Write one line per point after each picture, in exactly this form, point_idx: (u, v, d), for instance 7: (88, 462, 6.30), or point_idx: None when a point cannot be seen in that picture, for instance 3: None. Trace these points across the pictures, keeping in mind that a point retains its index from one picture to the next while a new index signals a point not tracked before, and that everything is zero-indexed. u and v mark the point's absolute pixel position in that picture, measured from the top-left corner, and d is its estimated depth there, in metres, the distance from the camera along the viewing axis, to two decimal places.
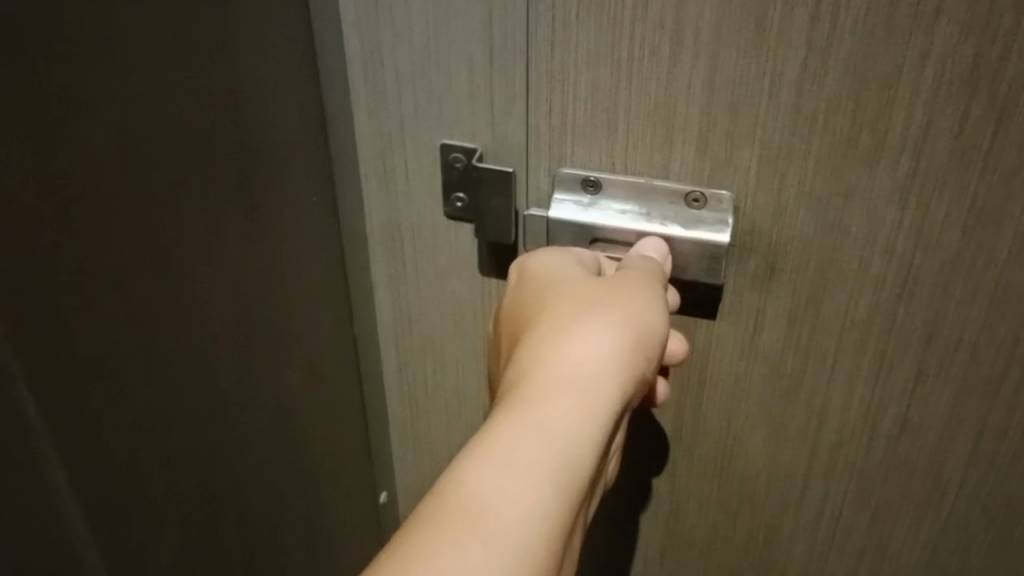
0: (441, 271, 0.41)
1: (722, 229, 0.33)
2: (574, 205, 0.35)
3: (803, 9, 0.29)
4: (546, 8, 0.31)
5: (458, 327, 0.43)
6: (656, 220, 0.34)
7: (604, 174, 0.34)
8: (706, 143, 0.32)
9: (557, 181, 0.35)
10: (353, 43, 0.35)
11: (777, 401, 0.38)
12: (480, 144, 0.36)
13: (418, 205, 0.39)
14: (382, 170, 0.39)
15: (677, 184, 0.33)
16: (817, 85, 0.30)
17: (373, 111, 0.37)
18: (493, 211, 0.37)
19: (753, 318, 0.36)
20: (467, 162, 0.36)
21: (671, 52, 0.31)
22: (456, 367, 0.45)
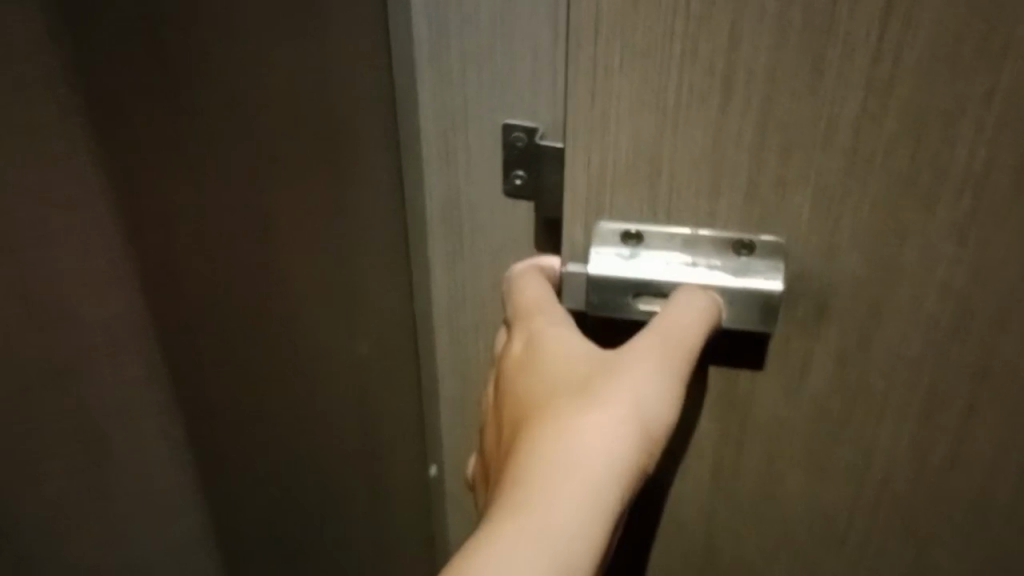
0: (497, 243, 0.46)
1: (773, 276, 0.32)
2: (618, 262, 0.33)
3: (865, 48, 0.27)
4: (586, 58, 0.29)
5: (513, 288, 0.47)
6: (703, 268, 0.33)
7: (645, 225, 0.33)
8: (755, 188, 0.31)
9: (595, 237, 0.33)
10: (423, 27, 0.40)
11: (821, 444, 0.36)
12: (540, 124, 0.41)
13: (476, 181, 0.44)
14: (445, 147, 0.44)
15: (725, 232, 0.32)
16: (876, 126, 0.29)
17: (438, 98, 0.42)
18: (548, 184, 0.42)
19: (801, 360, 0.35)
20: (528, 141, 0.41)
21: (721, 98, 0.29)
22: None
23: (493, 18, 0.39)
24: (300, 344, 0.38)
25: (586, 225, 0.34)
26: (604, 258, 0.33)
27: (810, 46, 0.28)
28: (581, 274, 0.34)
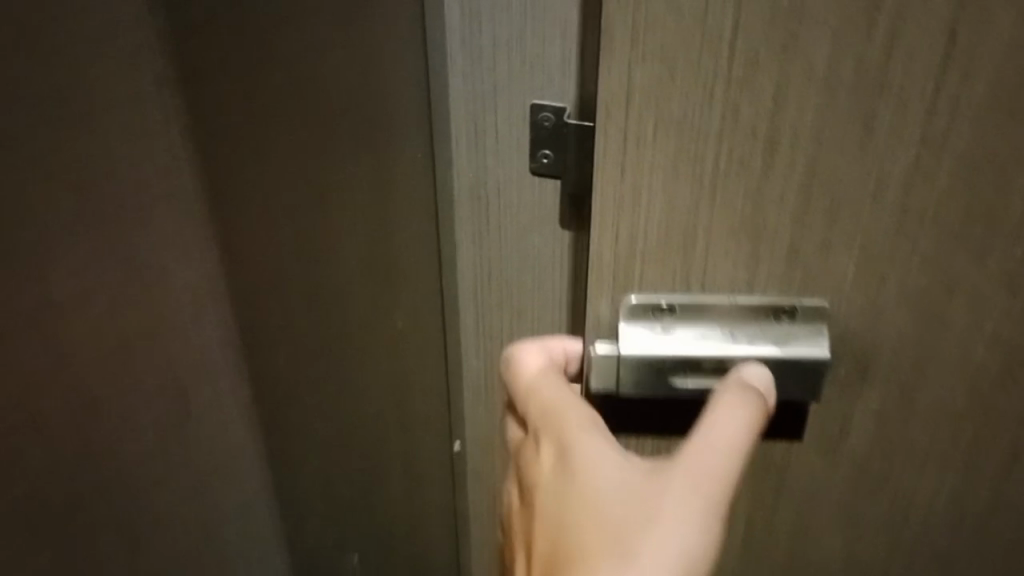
0: (524, 221, 0.49)
1: (818, 343, 0.30)
2: (649, 334, 0.30)
3: (919, 101, 0.25)
4: (619, 131, 0.26)
5: (540, 260, 0.51)
6: (744, 342, 0.30)
7: (678, 298, 0.30)
8: (793, 252, 0.28)
9: (623, 311, 0.30)
10: (456, 12, 0.43)
11: (857, 501, 0.34)
12: (568, 104, 0.44)
13: (505, 160, 0.48)
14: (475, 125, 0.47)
15: (765, 298, 0.29)
16: (927, 180, 0.27)
17: (469, 78, 0.45)
18: (574, 164, 0.45)
19: (840, 420, 0.32)
20: (556, 121, 0.44)
21: (764, 164, 0.26)
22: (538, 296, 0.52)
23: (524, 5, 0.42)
24: None
25: (614, 301, 0.30)
26: (634, 331, 0.30)
27: (861, 102, 0.25)
28: (612, 354, 0.30)
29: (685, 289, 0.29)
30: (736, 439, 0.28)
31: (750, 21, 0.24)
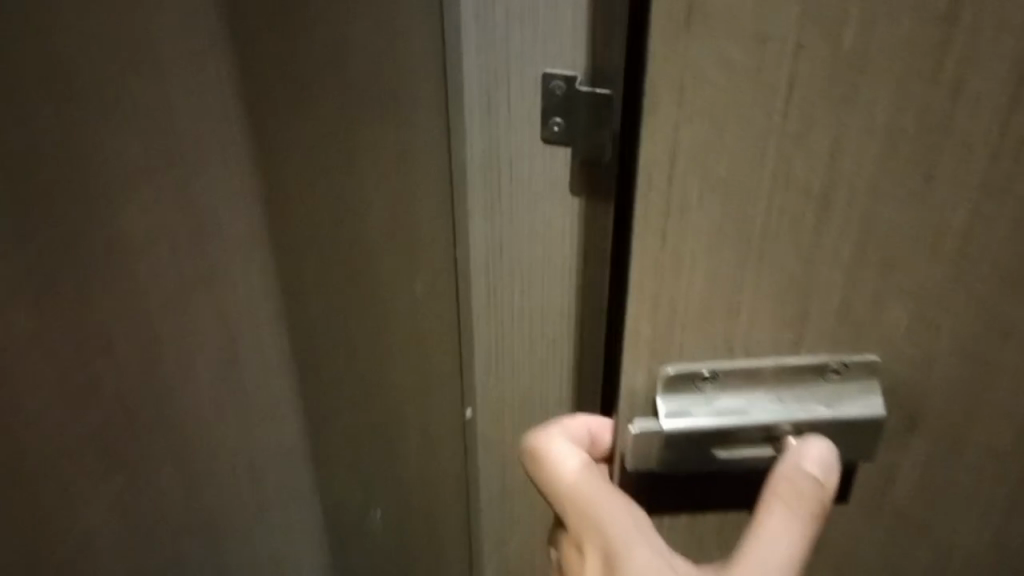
0: (530, 205, 0.39)
1: (869, 398, 0.28)
2: (688, 405, 0.28)
3: (982, 146, 0.23)
4: (659, 196, 0.24)
5: (550, 255, 0.40)
6: (795, 406, 0.28)
7: (721, 364, 0.27)
8: (846, 308, 0.26)
9: (659, 386, 0.28)
10: None
11: (901, 551, 0.32)
12: (580, 68, 0.34)
13: (514, 130, 0.37)
14: (479, 92, 0.36)
15: (816, 357, 0.27)
16: (987, 228, 0.25)
17: (473, 37, 0.35)
18: (593, 135, 0.35)
19: (886, 472, 0.30)
20: (568, 88, 0.34)
21: (815, 220, 0.24)
22: (546, 297, 0.42)
23: None
24: None
25: (649, 374, 0.28)
26: (673, 404, 0.28)
27: (923, 150, 0.23)
28: (649, 429, 0.28)
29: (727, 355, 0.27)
30: (788, 555, 0.27)
31: (815, 61, 0.22)
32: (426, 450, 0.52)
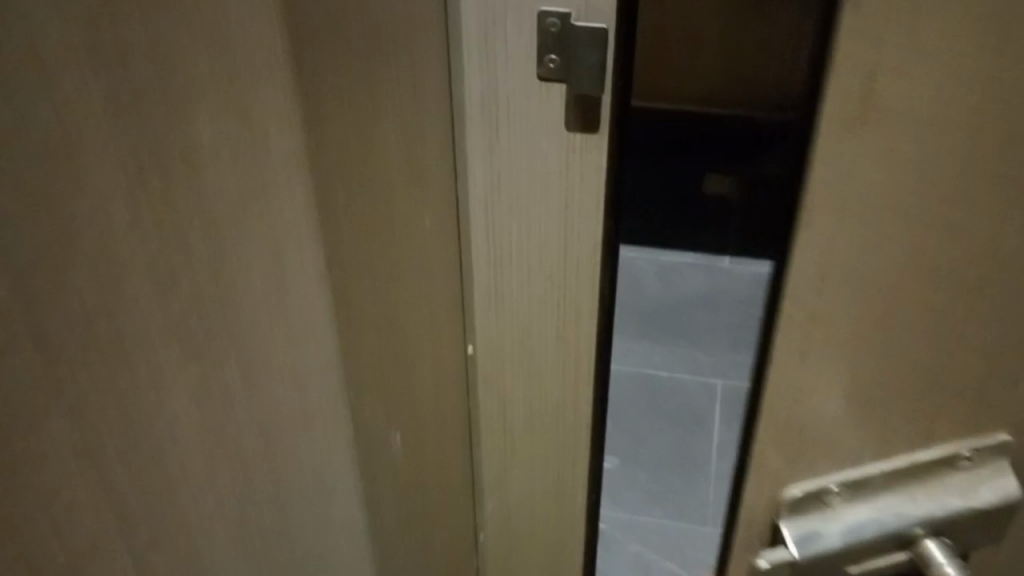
0: (534, 135, 0.72)
1: (991, 476, 0.43)
2: (816, 521, 0.44)
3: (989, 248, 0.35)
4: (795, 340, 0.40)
5: (545, 165, 0.74)
6: (923, 501, 0.43)
7: (847, 483, 0.43)
8: (930, 417, 0.41)
9: (788, 506, 0.45)
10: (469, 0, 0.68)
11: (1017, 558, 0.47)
12: (570, 12, 0.66)
13: (523, 98, 0.71)
14: (490, 87, 0.71)
15: (940, 451, 0.42)
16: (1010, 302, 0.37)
17: (482, 42, 0.69)
18: (579, 56, 0.67)
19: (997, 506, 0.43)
20: (562, 23, 0.67)
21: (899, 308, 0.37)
22: (535, 197, 0.76)
23: None
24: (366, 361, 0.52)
25: (775, 498, 0.45)
26: (800, 525, 0.44)
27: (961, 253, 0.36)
28: (781, 555, 0.44)
29: (836, 471, 0.43)
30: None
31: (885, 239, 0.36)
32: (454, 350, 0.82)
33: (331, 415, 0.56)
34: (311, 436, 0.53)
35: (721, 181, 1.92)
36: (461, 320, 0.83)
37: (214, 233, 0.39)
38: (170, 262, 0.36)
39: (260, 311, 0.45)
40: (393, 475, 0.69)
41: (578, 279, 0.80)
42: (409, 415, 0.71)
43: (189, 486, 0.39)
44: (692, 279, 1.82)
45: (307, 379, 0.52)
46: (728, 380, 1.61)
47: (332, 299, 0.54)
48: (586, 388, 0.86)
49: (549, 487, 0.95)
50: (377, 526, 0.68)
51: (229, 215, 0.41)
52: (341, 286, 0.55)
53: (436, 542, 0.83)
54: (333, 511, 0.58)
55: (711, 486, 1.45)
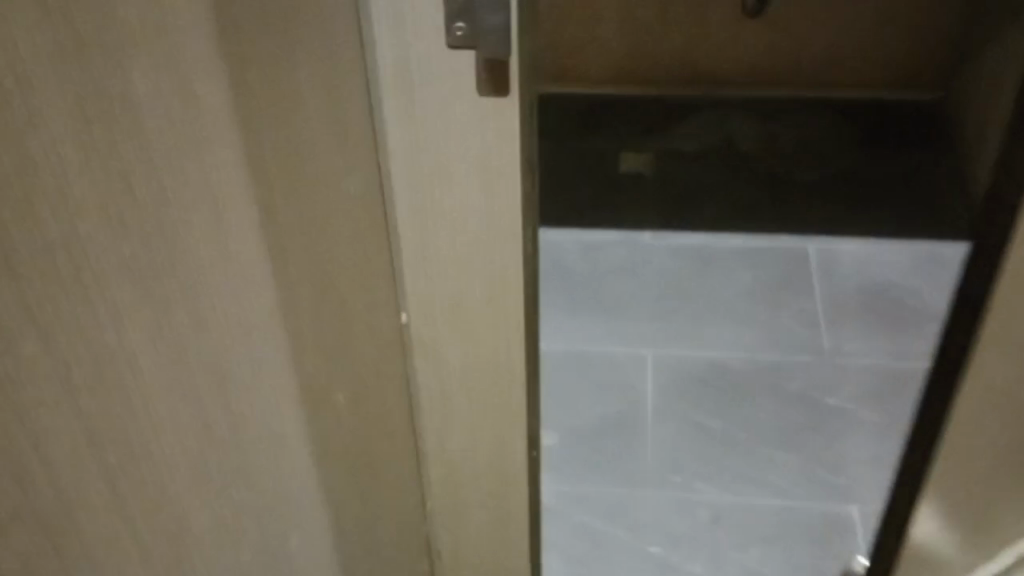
0: (446, 107, 0.74)
1: None
2: None
3: None
4: None
5: (461, 136, 0.76)
6: None
7: None
8: None
9: None
10: None
11: None
12: None
13: (433, 71, 0.73)
14: (400, 62, 0.72)
15: None
16: None
17: (389, 18, 0.70)
18: (486, 22, 0.69)
19: None
20: None
21: None
22: (454, 168, 0.78)
23: None
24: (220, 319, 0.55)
25: None
26: None
27: None
28: None
29: None
30: None
31: None
32: (380, 325, 0.84)
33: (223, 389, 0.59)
34: (245, 350, 0.61)
35: (638, 160, 2.07)
36: (392, 284, 0.85)
37: (144, 135, 0.48)
38: (109, 150, 0.45)
39: (189, 216, 0.53)
40: (333, 412, 0.77)
41: (499, 240, 0.82)
42: (321, 396, 0.74)
43: (29, 436, 0.40)
44: (615, 254, 1.87)
45: (240, 293, 0.60)
46: (657, 349, 1.66)
47: (263, 231, 0.61)
48: (518, 347, 0.90)
49: (489, 448, 0.99)
50: (318, 457, 0.75)
51: (161, 124, 0.49)
52: (269, 219, 0.62)
53: (381, 484, 0.90)
54: (235, 480, 0.61)
55: (650, 454, 1.48)
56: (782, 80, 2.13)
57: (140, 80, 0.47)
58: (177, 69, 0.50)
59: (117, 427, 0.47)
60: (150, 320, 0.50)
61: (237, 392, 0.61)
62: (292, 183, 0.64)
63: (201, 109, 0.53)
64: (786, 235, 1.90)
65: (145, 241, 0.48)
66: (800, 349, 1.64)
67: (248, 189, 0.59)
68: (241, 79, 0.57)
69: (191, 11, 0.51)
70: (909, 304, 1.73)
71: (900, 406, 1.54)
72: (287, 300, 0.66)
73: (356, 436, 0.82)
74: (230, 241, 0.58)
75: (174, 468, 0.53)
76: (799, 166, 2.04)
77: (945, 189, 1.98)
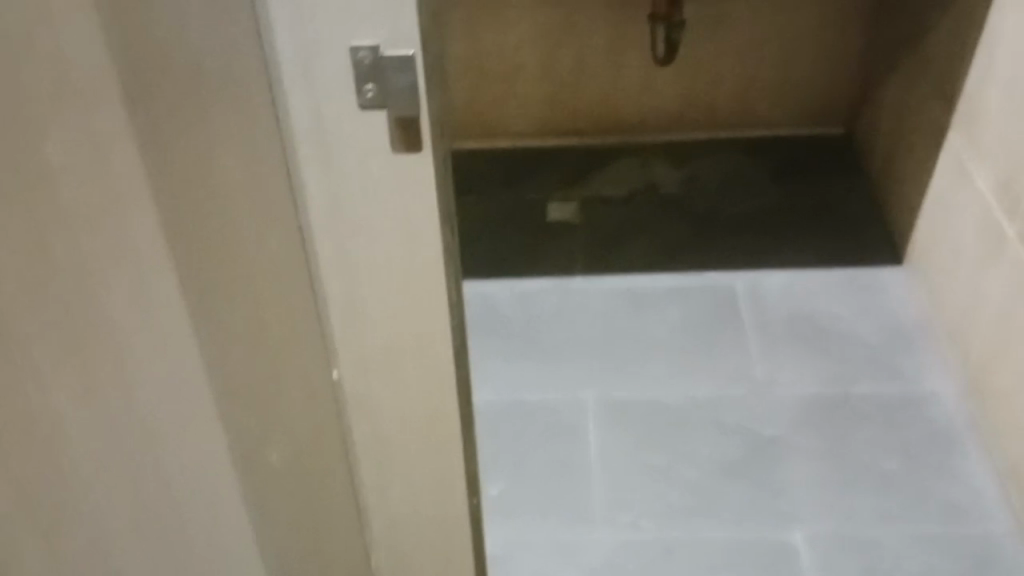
0: (363, 166, 0.71)
1: None
2: None
3: None
4: None
5: (379, 195, 0.73)
6: None
7: None
8: None
9: None
10: (284, 49, 0.65)
11: None
12: (378, 42, 0.64)
13: (347, 133, 0.69)
14: (314, 126, 0.69)
15: None
16: None
17: (299, 84, 0.67)
18: (393, 81, 0.66)
19: None
20: (371, 54, 0.65)
21: None
22: (376, 226, 0.75)
23: (326, 28, 0.64)
24: None
25: None
26: None
27: None
28: None
29: None
30: None
31: None
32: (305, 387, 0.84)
33: None
34: None
35: (566, 211, 2.12)
36: (318, 345, 0.84)
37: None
38: None
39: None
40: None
41: (424, 293, 0.80)
42: None
43: None
44: (549, 300, 1.90)
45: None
46: (597, 391, 1.68)
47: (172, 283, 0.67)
48: (452, 399, 0.90)
49: (430, 500, 1.00)
50: None
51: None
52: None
53: None
54: None
55: (596, 494, 1.50)
56: (692, 124, 2.30)
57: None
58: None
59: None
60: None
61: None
62: None
63: None
64: (716, 271, 1.93)
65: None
66: (737, 381, 1.68)
67: None
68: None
69: None
70: (839, 331, 1.77)
71: (837, 431, 1.58)
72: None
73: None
74: None
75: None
76: (720, 202, 2.13)
77: (865, 217, 2.05)
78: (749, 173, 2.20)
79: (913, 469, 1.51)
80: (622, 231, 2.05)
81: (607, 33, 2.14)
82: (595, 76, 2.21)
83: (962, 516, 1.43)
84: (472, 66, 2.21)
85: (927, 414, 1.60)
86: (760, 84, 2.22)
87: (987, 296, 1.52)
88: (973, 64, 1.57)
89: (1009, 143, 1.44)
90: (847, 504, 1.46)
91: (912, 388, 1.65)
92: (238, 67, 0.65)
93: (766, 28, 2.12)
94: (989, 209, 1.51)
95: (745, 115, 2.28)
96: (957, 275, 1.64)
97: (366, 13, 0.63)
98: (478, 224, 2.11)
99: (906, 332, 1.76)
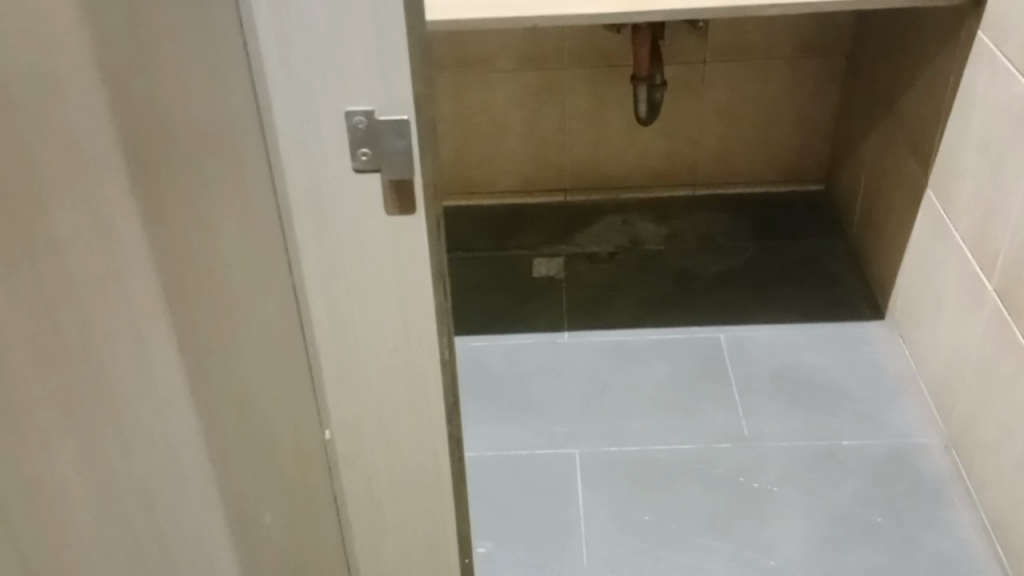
0: (357, 224, 0.75)
1: None
2: None
3: None
4: None
5: (372, 254, 0.77)
6: None
7: None
8: None
9: None
10: (282, 111, 0.69)
11: None
12: (375, 111, 0.69)
13: (343, 194, 0.73)
14: (311, 188, 0.73)
15: None
16: None
17: (298, 148, 0.71)
18: (387, 147, 0.70)
19: None
20: (367, 120, 0.69)
21: None
22: (369, 283, 0.79)
23: (325, 97, 0.68)
24: (101, 455, 0.57)
25: None
26: None
27: None
28: None
29: None
30: None
31: None
32: (302, 445, 0.85)
33: (127, 515, 0.60)
34: (158, 474, 0.63)
35: (550, 266, 2.15)
36: (313, 396, 0.86)
37: (69, 270, 0.52)
38: None
39: (107, 336, 0.56)
40: (263, 530, 0.79)
41: (415, 351, 0.83)
42: (249, 504, 0.76)
43: None
44: (537, 356, 1.90)
45: (163, 418, 0.63)
46: (585, 447, 1.69)
47: (213, 349, 0.67)
48: (444, 451, 0.91)
49: (422, 555, 1.00)
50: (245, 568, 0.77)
51: (82, 258, 0.53)
52: (193, 348, 0.65)
53: None
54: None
55: (585, 552, 1.50)
56: (672, 182, 2.34)
57: (61, 221, 0.51)
58: (97, 213, 0.54)
59: (33, 512, 0.52)
60: (66, 425, 0.54)
61: (163, 506, 0.64)
62: (214, 307, 0.67)
63: (95, 262, 0.54)
64: (700, 327, 1.95)
65: (65, 358, 0.53)
66: (723, 437, 1.69)
67: (197, 315, 0.65)
68: (155, 218, 0.58)
69: (89, 166, 0.53)
70: (825, 385, 1.79)
71: (823, 485, 1.58)
72: (208, 424, 0.68)
73: (287, 553, 0.85)
74: (140, 374, 0.60)
75: (89, 562, 0.58)
76: (702, 258, 2.15)
77: (843, 272, 2.08)
78: (731, 230, 2.23)
79: (898, 522, 1.51)
80: (605, 287, 2.07)
81: (588, 94, 2.17)
82: (577, 136, 2.24)
83: (951, 570, 1.43)
84: (455, 127, 2.23)
85: (913, 466, 1.61)
86: (739, 143, 2.26)
87: (969, 351, 1.53)
88: (949, 125, 1.60)
89: (987, 200, 1.46)
90: (836, 560, 1.46)
91: (897, 440, 1.66)
92: (240, 136, 0.67)
93: (743, 88, 2.16)
94: (969, 264, 1.53)
95: (725, 172, 2.32)
96: (938, 330, 1.66)
97: (363, 81, 0.67)
98: (464, 280, 2.13)
99: (889, 385, 1.78)
